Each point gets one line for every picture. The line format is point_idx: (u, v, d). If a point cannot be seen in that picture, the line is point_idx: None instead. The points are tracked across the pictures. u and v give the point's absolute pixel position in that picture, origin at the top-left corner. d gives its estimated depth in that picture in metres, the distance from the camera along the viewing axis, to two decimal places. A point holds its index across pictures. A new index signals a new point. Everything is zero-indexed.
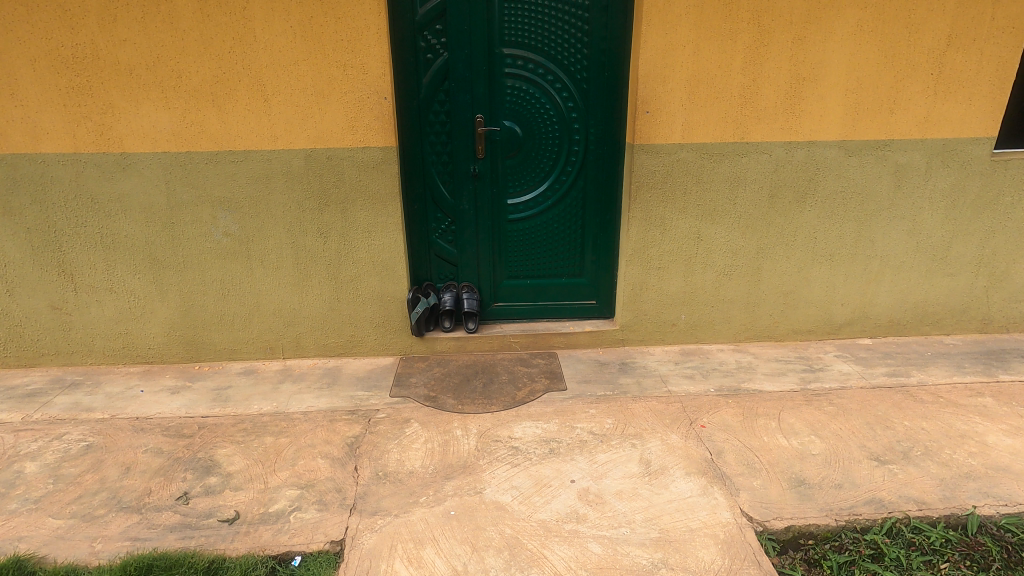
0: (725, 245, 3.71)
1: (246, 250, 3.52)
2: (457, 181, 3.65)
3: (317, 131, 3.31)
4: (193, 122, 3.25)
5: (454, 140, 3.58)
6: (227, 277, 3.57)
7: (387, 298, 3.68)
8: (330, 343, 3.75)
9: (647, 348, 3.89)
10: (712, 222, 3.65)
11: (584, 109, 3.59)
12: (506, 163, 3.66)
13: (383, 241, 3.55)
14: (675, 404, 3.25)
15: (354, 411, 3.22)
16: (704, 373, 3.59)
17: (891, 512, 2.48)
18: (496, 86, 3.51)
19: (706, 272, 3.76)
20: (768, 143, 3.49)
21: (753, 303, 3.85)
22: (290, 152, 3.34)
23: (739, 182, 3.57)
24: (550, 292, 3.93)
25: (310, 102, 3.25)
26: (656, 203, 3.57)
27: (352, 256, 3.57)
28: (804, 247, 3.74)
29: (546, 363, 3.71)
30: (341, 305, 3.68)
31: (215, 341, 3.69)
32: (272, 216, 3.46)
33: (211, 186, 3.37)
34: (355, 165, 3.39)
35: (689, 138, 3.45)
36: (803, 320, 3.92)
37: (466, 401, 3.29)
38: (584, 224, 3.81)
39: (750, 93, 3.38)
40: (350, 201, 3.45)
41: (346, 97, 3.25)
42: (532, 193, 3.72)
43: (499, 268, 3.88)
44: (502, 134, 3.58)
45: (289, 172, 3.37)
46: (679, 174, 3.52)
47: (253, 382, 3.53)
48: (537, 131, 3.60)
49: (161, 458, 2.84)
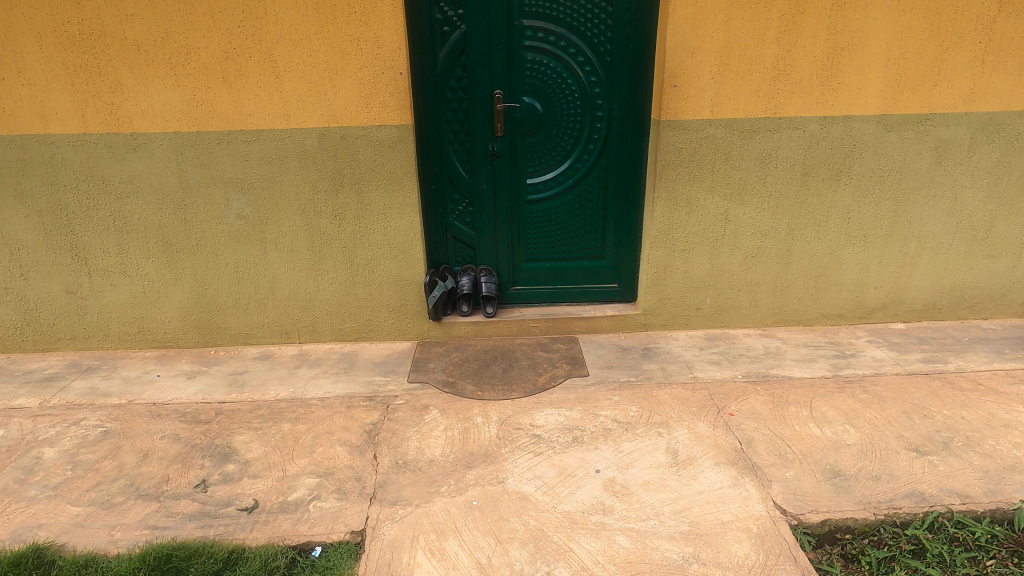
0: (754, 226, 3.56)
1: (260, 233, 3.44)
2: (475, 160, 3.53)
3: (331, 109, 3.19)
4: (203, 100, 3.14)
5: (471, 117, 3.44)
6: (241, 261, 3.50)
7: (404, 282, 3.60)
8: (347, 328, 3.70)
9: (670, 333, 3.79)
10: (741, 202, 3.50)
11: (608, 84, 3.43)
12: (525, 142, 3.52)
13: (399, 223, 3.45)
14: (701, 391, 3.15)
15: (372, 397, 3.16)
16: (731, 358, 3.47)
17: (933, 506, 2.37)
18: (516, 60, 3.35)
19: (733, 254, 3.62)
20: (801, 119, 3.31)
21: (781, 286, 3.73)
22: (303, 131, 3.23)
23: (770, 160, 3.40)
24: (570, 274, 3.83)
25: (323, 79, 3.13)
26: (683, 182, 3.43)
27: (368, 239, 3.48)
28: (837, 227, 3.58)
29: (567, 348, 3.62)
30: (357, 289, 3.61)
31: (231, 326, 3.65)
32: (286, 198, 3.37)
33: (223, 167, 3.28)
34: (371, 145, 3.27)
35: (718, 114, 3.28)
36: (833, 304, 3.78)
37: (486, 387, 3.22)
38: (607, 204, 3.68)
39: (785, 65, 3.20)
40: (365, 181, 3.35)
41: (361, 73, 3.13)
42: (552, 172, 3.59)
43: (518, 250, 3.77)
44: (522, 111, 3.44)
45: (302, 152, 3.27)
46: (707, 152, 3.36)
47: (270, 367, 3.48)
48: (558, 108, 3.46)
49: (178, 445, 2.80)
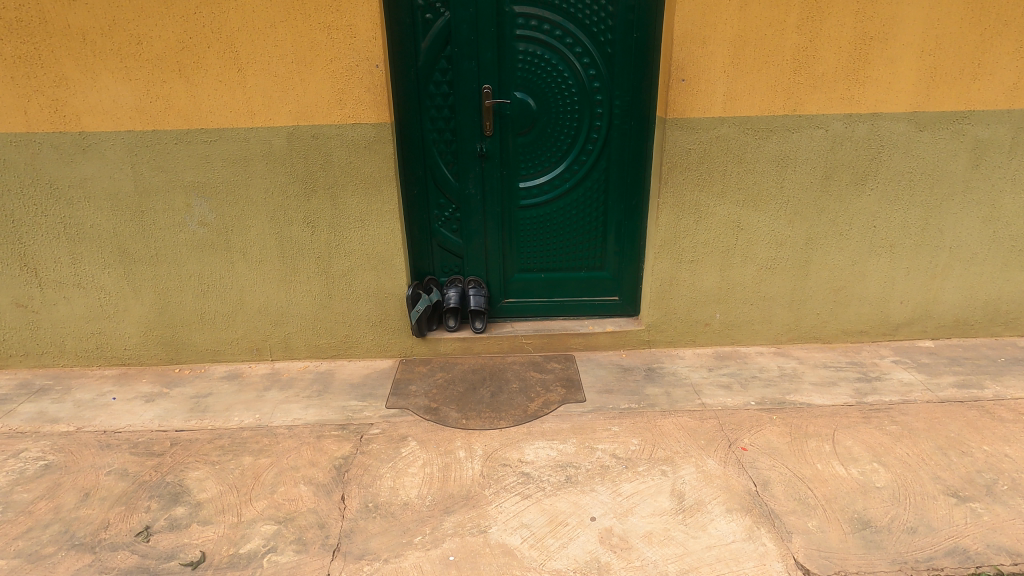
0: (769, 235, 3.23)
1: (225, 241, 3.13)
2: (462, 161, 3.20)
3: (299, 106, 2.87)
4: (157, 96, 2.83)
5: (457, 115, 3.12)
6: (206, 272, 3.20)
7: (384, 295, 3.30)
8: (323, 344, 3.40)
9: (676, 351, 3.47)
10: (755, 208, 3.17)
11: (608, 78, 3.09)
12: (517, 142, 3.19)
13: (378, 231, 3.14)
14: (710, 421, 2.83)
15: (345, 426, 2.85)
16: (743, 381, 3.15)
17: (979, 567, 2.05)
18: (506, 52, 3.03)
19: (746, 266, 3.30)
20: (824, 116, 2.98)
21: (798, 300, 3.40)
22: (270, 130, 2.91)
23: (788, 162, 3.07)
24: (567, 286, 3.52)
25: (291, 72, 2.81)
26: (691, 187, 3.10)
27: (344, 248, 3.18)
28: (860, 236, 3.25)
29: (562, 368, 3.31)
30: (333, 303, 3.30)
31: (197, 342, 3.35)
32: (252, 204, 3.06)
33: (182, 170, 2.97)
34: (345, 145, 2.95)
35: (731, 111, 2.94)
36: (855, 320, 3.46)
37: (471, 415, 2.91)
38: (607, 209, 3.36)
39: (806, 56, 2.86)
40: (339, 186, 3.04)
41: (332, 66, 2.81)
42: (547, 175, 3.27)
43: (510, 259, 3.46)
44: (513, 107, 3.11)
45: (269, 153, 2.95)
46: (719, 153, 3.03)
47: (236, 389, 3.18)
48: (553, 104, 3.13)
49: (124, 482, 2.51)
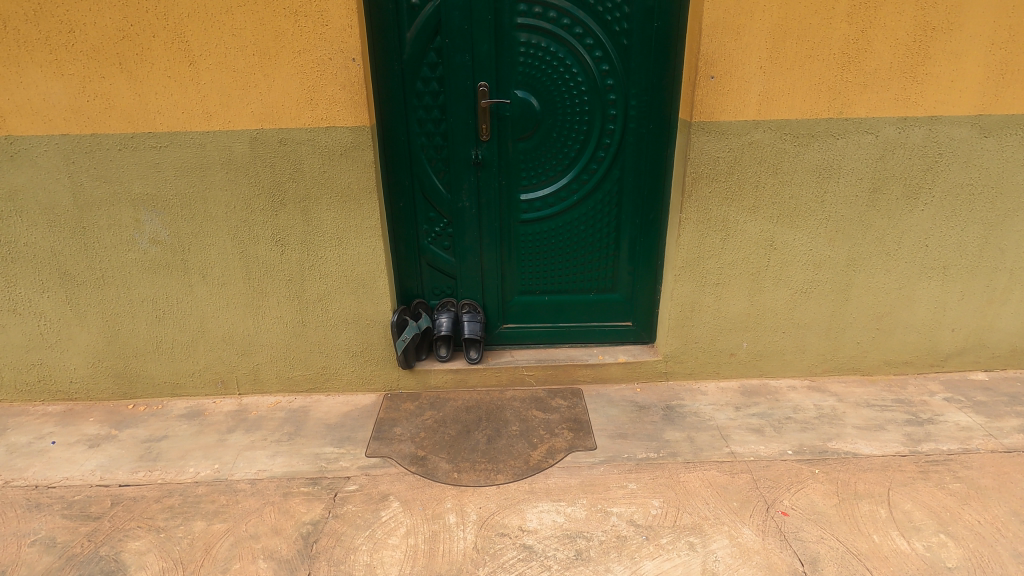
0: (806, 255, 2.83)
1: (182, 261, 2.72)
2: (454, 170, 2.79)
3: (263, 106, 2.46)
4: (95, 93, 2.41)
5: (448, 116, 2.70)
6: (161, 296, 2.79)
7: (366, 322, 2.89)
8: (297, 377, 3.00)
9: (696, 385, 3.07)
10: (791, 225, 2.76)
11: (623, 74, 2.67)
12: (517, 148, 2.78)
13: (358, 250, 2.73)
14: (742, 476, 2.43)
15: (317, 480, 2.45)
16: (776, 424, 2.75)
17: None
18: (505, 43, 2.60)
19: (778, 289, 2.90)
20: (874, 120, 2.56)
21: (836, 328, 3.00)
22: (229, 134, 2.49)
23: (832, 173, 2.65)
24: (573, 309, 3.12)
25: (252, 66, 2.39)
26: (718, 201, 2.69)
27: (319, 270, 2.76)
28: (910, 256, 2.85)
29: (569, 406, 2.91)
30: (308, 330, 2.90)
31: (153, 374, 2.95)
32: (211, 219, 2.64)
33: (128, 180, 2.55)
34: (317, 152, 2.54)
35: (766, 114, 2.53)
36: (899, 350, 3.06)
37: (464, 466, 2.50)
38: (620, 224, 2.94)
39: (857, 49, 2.44)
40: (311, 199, 2.62)
41: (300, 59, 2.39)
42: (552, 185, 2.86)
43: (509, 280, 3.05)
44: (513, 108, 2.69)
45: (229, 161, 2.54)
46: (751, 162, 2.61)
47: (196, 430, 2.77)
48: (559, 104, 2.71)
49: (49, 556, 2.10)
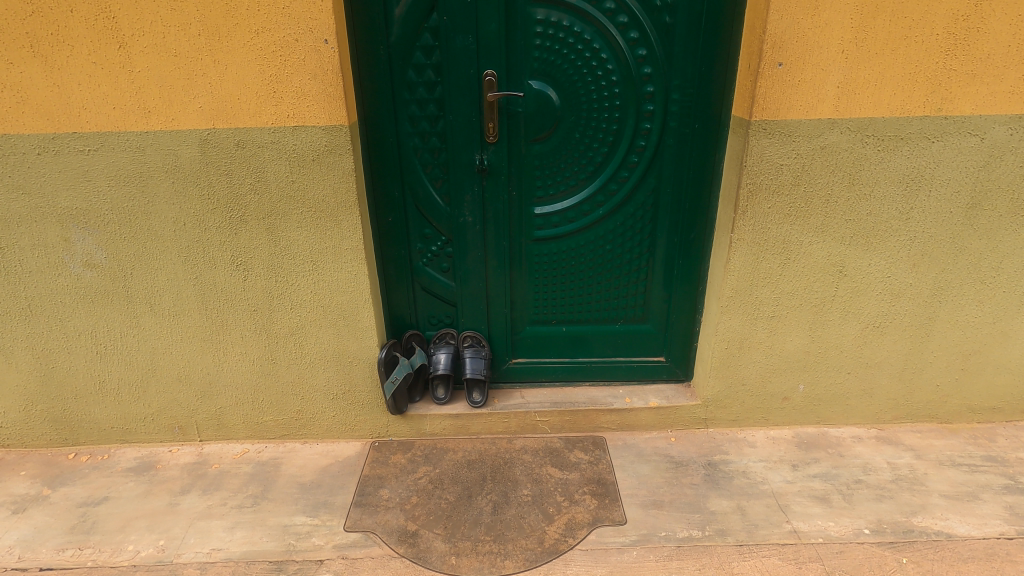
0: (881, 283, 2.32)
1: (124, 289, 2.25)
2: (454, 179, 2.29)
3: (213, 100, 1.96)
4: (5, 84, 1.92)
5: (447, 112, 2.19)
6: (101, 329, 2.32)
7: (348, 360, 2.41)
8: (268, 422, 2.53)
9: (741, 434, 2.58)
10: (866, 247, 2.25)
11: (665, 61, 2.14)
12: (531, 151, 2.27)
13: (337, 276, 2.25)
14: (811, 566, 1.94)
15: (282, 564, 1.98)
16: (844, 490, 2.26)
17: None
18: (517, 21, 2.09)
19: (845, 323, 2.39)
20: (980, 118, 2.04)
21: (913, 368, 2.49)
22: (173, 135, 2.00)
23: (922, 184, 2.14)
24: (596, 341, 2.63)
25: (199, 50, 1.90)
26: (779, 218, 2.18)
27: (290, 299, 2.28)
28: (1009, 284, 2.33)
29: (590, 462, 2.42)
30: (279, 369, 2.42)
31: (98, 418, 2.49)
32: (156, 238, 2.16)
33: (53, 192, 2.07)
34: (283, 157, 2.04)
35: (845, 111, 2.02)
36: (985, 394, 2.55)
37: (464, 547, 2.03)
38: (654, 243, 2.44)
39: (965, 29, 1.92)
40: (278, 215, 2.13)
41: (259, 42, 1.89)
42: (573, 196, 2.36)
43: (520, 307, 2.57)
44: (527, 103, 2.19)
45: (175, 168, 2.05)
46: (823, 171, 2.10)
47: (143, 490, 2.31)
48: (583, 98, 2.19)
49: None
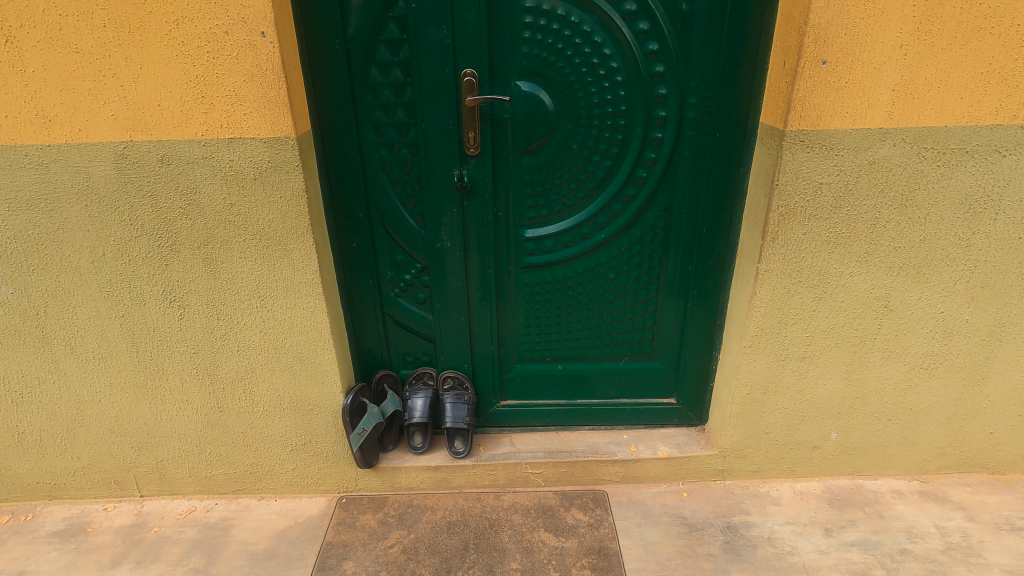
0: (933, 320, 1.97)
1: (38, 329, 1.90)
2: (429, 198, 1.93)
3: (128, 107, 1.60)
4: None
5: (418, 119, 1.82)
6: (15, 374, 1.97)
7: (307, 407, 2.07)
8: (217, 476, 2.19)
9: (763, 488, 2.24)
10: (917, 278, 1.90)
11: (680, 57, 1.77)
12: (521, 166, 1.91)
13: (290, 314, 1.90)
14: None
15: None
16: (888, 563, 1.92)
17: None
18: (502, 9, 1.72)
19: (888, 365, 2.05)
20: None
21: (963, 415, 2.15)
22: (82, 149, 1.64)
23: (987, 206, 1.78)
24: (597, 380, 2.29)
25: (107, 46, 1.54)
26: (816, 246, 1.83)
27: (236, 339, 1.94)
28: None
29: (590, 525, 2.09)
30: (227, 418, 2.08)
31: (20, 473, 2.15)
32: (72, 270, 1.81)
33: None
34: (218, 176, 1.68)
35: (900, 119, 1.66)
36: None
37: None
38: (665, 271, 2.09)
39: None
40: (216, 244, 1.78)
41: (181, 36, 1.53)
42: (571, 217, 2.00)
43: (509, 343, 2.22)
44: (514, 108, 1.82)
45: (87, 189, 1.69)
46: (870, 190, 1.75)
47: (67, 562, 1.97)
48: (582, 102, 1.83)
49: None
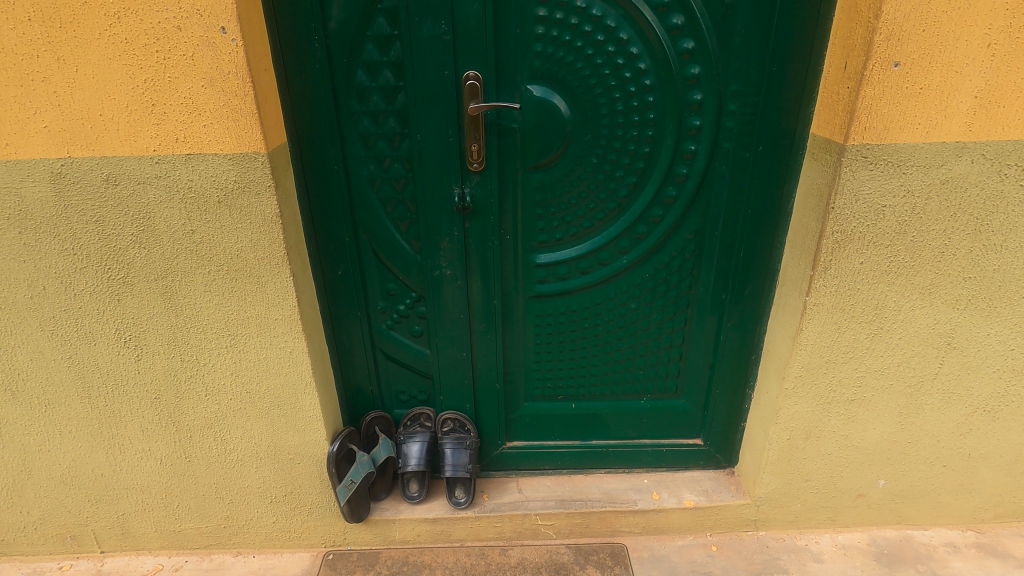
0: (1001, 357, 1.72)
1: None
2: (426, 220, 1.67)
3: (64, 117, 1.33)
4: None
5: (413, 129, 1.56)
6: None
7: (287, 456, 1.81)
8: (187, 530, 1.94)
9: (801, 540, 2.00)
10: (987, 312, 1.65)
11: (720, 57, 1.51)
12: (532, 182, 1.65)
13: (264, 354, 1.64)
14: None
15: None
16: None
17: None
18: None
19: (947, 407, 1.80)
20: None
21: None
22: (11, 167, 1.38)
23: None
24: (615, 419, 2.04)
25: (35, 44, 1.27)
26: (874, 276, 1.58)
27: (203, 382, 1.68)
28: None
29: None
30: (196, 468, 1.82)
31: None
32: (8, 306, 1.55)
33: None
34: (175, 198, 1.42)
35: (982, 131, 1.40)
36: None
37: None
38: (695, 300, 1.84)
39: None
40: (176, 276, 1.52)
41: (124, 32, 1.27)
42: (588, 240, 1.74)
43: (516, 379, 1.97)
44: (525, 117, 1.56)
45: (20, 214, 1.43)
46: (941, 213, 1.50)
47: None
48: (603, 109, 1.57)
49: None
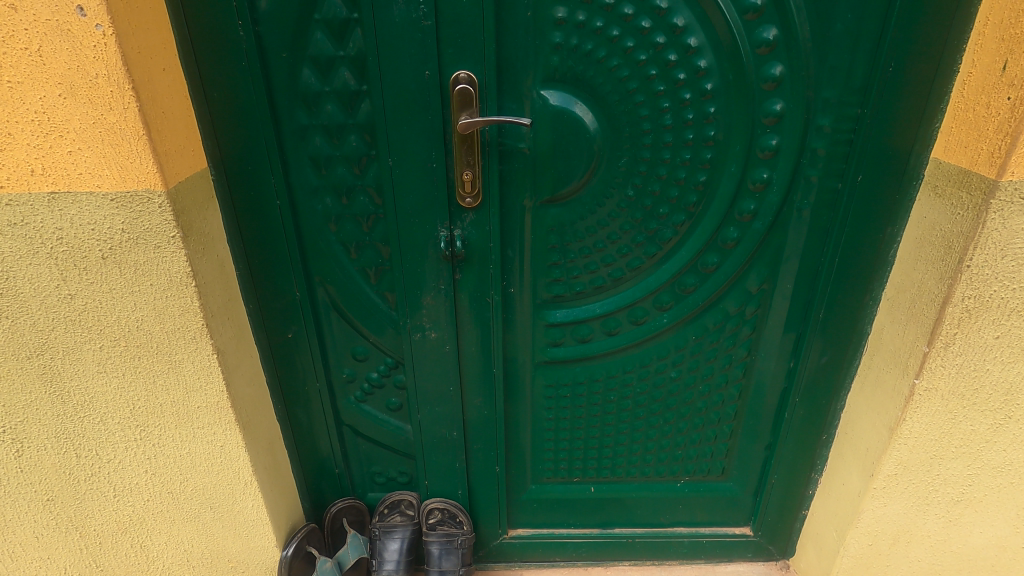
0: None
1: None
2: (403, 270, 1.25)
3: None
4: None
5: (382, 151, 1.13)
6: None
7: (227, 565, 1.41)
8: None
9: None
10: None
11: (811, 54, 1.08)
12: (545, 221, 1.23)
13: (188, 447, 1.23)
14: None
15: None
16: None
17: None
18: None
19: None
20: None
21: None
22: None
23: None
24: (644, 504, 1.64)
25: None
26: (1010, 355, 1.15)
27: (110, 481, 1.27)
28: None
29: None
30: None
31: None
32: None
33: None
34: (39, 253, 0.99)
35: None
36: None
37: None
38: (752, 366, 1.43)
39: None
40: (55, 353, 1.10)
41: None
42: (618, 294, 1.32)
43: (522, 459, 1.56)
44: (537, 134, 1.13)
45: None
46: None
47: None
48: (645, 124, 1.13)
49: None
